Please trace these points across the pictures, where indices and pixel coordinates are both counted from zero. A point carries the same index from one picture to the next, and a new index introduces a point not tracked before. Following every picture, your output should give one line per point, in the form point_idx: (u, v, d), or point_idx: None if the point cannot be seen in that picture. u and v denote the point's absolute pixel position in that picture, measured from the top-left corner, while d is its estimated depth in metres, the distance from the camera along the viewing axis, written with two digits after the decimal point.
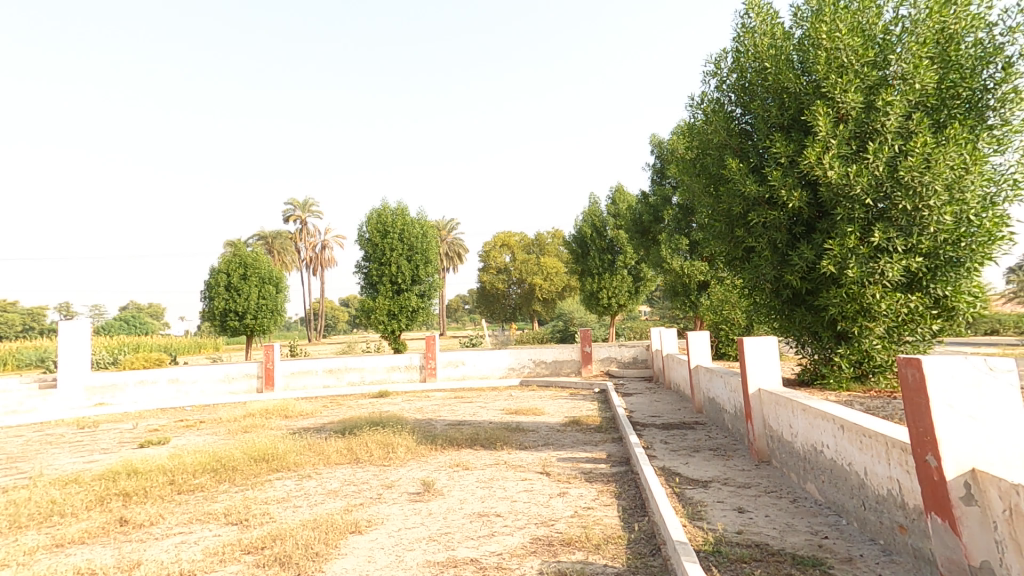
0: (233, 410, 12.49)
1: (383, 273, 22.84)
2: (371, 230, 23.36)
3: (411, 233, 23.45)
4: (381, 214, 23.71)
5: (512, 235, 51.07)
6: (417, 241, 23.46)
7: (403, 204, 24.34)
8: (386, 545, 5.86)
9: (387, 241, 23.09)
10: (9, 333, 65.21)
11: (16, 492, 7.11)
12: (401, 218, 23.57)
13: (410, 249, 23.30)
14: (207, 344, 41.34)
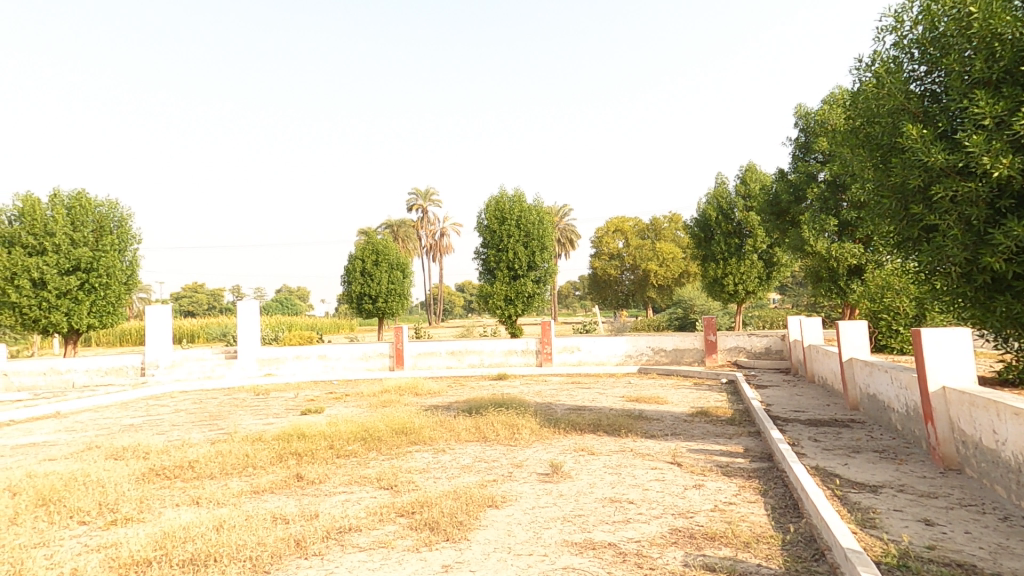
0: (372, 386, 13.72)
1: (501, 259, 23.49)
2: (489, 218, 24.07)
3: (528, 219, 23.82)
4: (499, 201, 24.25)
5: (625, 220, 49.79)
6: (534, 228, 23.79)
7: (520, 191, 24.78)
8: (523, 522, 6.06)
9: (504, 227, 23.65)
10: (194, 312, 78.02)
11: (220, 444, 8.46)
12: (518, 205, 24.00)
13: (526, 236, 23.69)
14: (344, 324, 45.98)
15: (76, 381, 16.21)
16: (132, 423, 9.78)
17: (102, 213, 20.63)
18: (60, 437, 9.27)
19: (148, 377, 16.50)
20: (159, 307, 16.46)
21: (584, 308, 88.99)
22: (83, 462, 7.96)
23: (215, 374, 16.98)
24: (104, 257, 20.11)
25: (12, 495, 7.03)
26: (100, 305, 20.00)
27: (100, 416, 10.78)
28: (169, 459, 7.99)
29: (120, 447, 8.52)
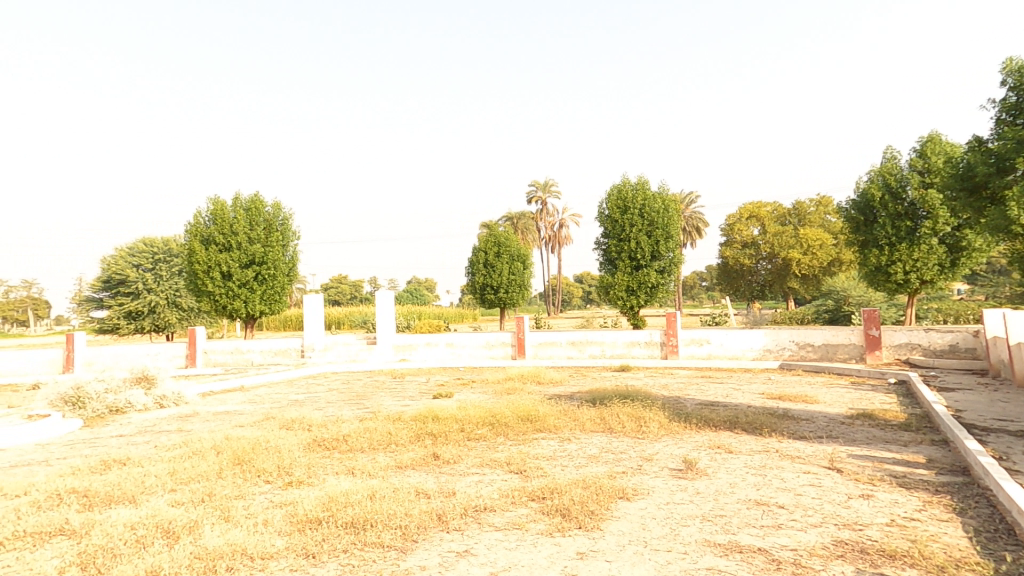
0: (496, 373, 14.21)
1: (622, 250, 22.83)
2: (610, 207, 23.52)
3: (652, 208, 22.89)
4: (621, 189, 23.58)
5: (762, 205, 45.78)
6: (658, 216, 22.83)
7: (643, 179, 23.85)
8: (657, 516, 5.78)
9: (626, 216, 22.90)
10: (339, 301, 87.12)
11: (367, 421, 9.29)
12: (641, 192, 23.09)
13: (650, 224, 22.80)
14: (468, 313, 48.25)
15: (254, 360, 18.95)
16: (297, 399, 11.14)
17: (270, 214, 23.86)
18: (246, 407, 10.91)
19: (307, 359, 18.75)
20: (314, 297, 18.63)
21: (713, 299, 83.94)
22: (265, 429, 9.30)
23: (359, 358, 18.79)
24: (273, 252, 23.25)
25: (216, 453, 8.68)
26: (269, 294, 23.16)
27: (273, 391, 12.51)
28: (328, 432, 8.98)
29: (290, 418, 9.76)
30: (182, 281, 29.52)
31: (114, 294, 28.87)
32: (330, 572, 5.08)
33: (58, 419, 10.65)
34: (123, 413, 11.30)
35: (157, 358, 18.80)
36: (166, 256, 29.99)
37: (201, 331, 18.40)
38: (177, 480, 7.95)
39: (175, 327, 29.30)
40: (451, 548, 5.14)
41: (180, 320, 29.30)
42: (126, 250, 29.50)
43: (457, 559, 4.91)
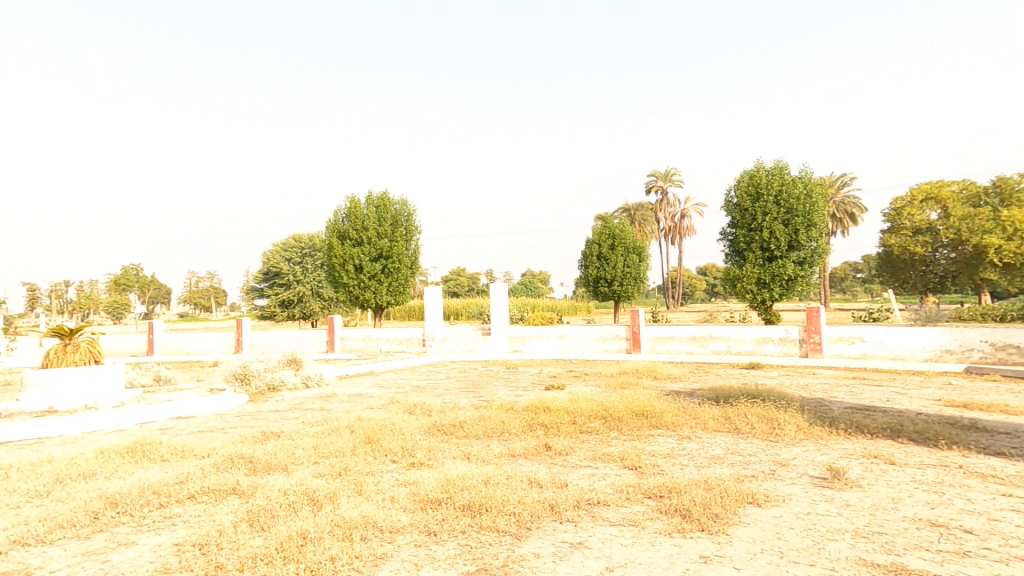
0: (610, 366, 13.90)
1: (754, 239, 21.04)
2: (739, 195, 21.89)
3: (790, 194, 20.81)
4: (754, 175, 21.80)
5: (944, 185, 39.79)
6: (797, 203, 20.66)
7: (781, 163, 21.82)
8: (796, 527, 5.19)
9: (760, 204, 21.10)
10: (458, 293, 92.44)
11: (482, 409, 9.58)
12: (778, 177, 21.15)
13: (788, 212, 20.74)
14: (582, 306, 48.33)
15: (382, 347, 20.63)
16: (418, 385, 11.87)
17: (396, 210, 25.81)
18: (375, 391, 11.86)
19: (428, 347, 19.96)
20: (434, 288, 19.74)
21: (870, 293, 74.48)
22: (390, 412, 10.02)
23: (474, 348, 19.56)
24: (398, 247, 25.09)
25: (351, 432, 9.54)
26: (395, 285, 25.04)
27: (398, 377, 13.48)
28: (446, 418, 9.43)
29: (412, 403, 10.41)
30: (324, 274, 33.22)
31: (272, 285, 33.37)
32: (450, 551, 5.32)
33: (231, 393, 12.49)
34: (277, 390, 12.90)
35: (305, 342, 21.31)
36: (311, 251, 33.81)
37: (338, 319, 20.33)
38: (319, 454, 8.90)
39: (318, 315, 33.13)
40: (565, 539, 5.08)
41: (322, 308, 33.04)
42: (281, 245, 33.91)
43: (571, 550, 4.83)
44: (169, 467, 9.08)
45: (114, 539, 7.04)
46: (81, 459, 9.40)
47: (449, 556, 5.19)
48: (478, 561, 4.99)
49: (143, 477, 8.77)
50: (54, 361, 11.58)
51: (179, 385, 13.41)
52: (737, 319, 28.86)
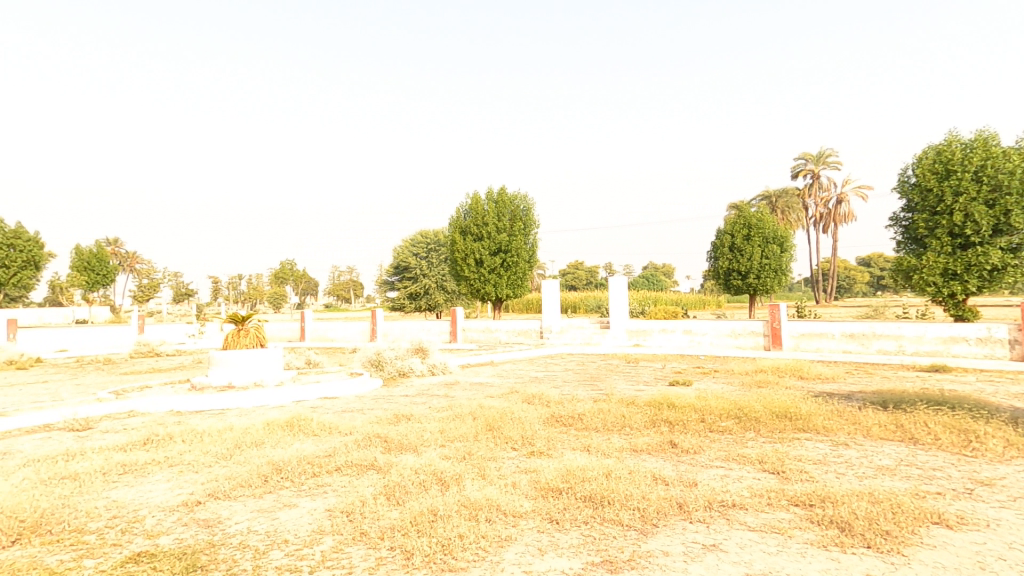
0: (744, 364, 13.02)
1: (941, 223, 18.41)
2: (920, 174, 19.37)
3: (993, 170, 17.79)
4: (943, 151, 19.06)
5: None
6: (1004, 180, 17.50)
7: (984, 136, 18.78)
8: (1007, 558, 4.36)
9: (949, 182, 18.43)
10: (577, 286, 92.99)
11: (601, 402, 9.48)
12: (977, 153, 18.25)
13: (990, 191, 17.67)
14: (711, 300, 46.14)
15: (501, 338, 21.42)
16: (537, 376, 12.10)
17: (516, 206, 26.65)
18: (495, 380, 12.31)
19: (545, 340, 20.23)
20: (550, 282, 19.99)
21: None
22: (510, 401, 10.33)
23: (592, 341, 19.48)
24: (517, 241, 25.84)
25: (473, 419, 9.99)
26: (513, 278, 25.81)
27: (517, 367, 13.85)
28: (564, 409, 9.49)
29: (531, 394, 10.63)
30: (447, 268, 35.31)
31: (402, 279, 36.21)
32: (574, 540, 5.35)
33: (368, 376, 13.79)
34: (406, 376, 13.95)
35: (430, 332, 22.81)
36: (435, 247, 36.28)
37: (460, 311, 21.45)
38: (444, 437, 9.45)
39: (442, 307, 35.05)
40: (696, 539, 4.85)
41: (445, 301, 34.89)
42: (410, 242, 37.06)
43: (704, 552, 4.60)
44: (320, 441, 10.25)
45: (280, 500, 8.14)
46: (253, 429, 10.99)
47: (573, 545, 5.21)
48: (604, 553, 4.96)
49: (300, 449, 10.02)
50: (232, 344, 13.67)
51: (326, 368, 15.13)
52: (917, 315, 24.80)
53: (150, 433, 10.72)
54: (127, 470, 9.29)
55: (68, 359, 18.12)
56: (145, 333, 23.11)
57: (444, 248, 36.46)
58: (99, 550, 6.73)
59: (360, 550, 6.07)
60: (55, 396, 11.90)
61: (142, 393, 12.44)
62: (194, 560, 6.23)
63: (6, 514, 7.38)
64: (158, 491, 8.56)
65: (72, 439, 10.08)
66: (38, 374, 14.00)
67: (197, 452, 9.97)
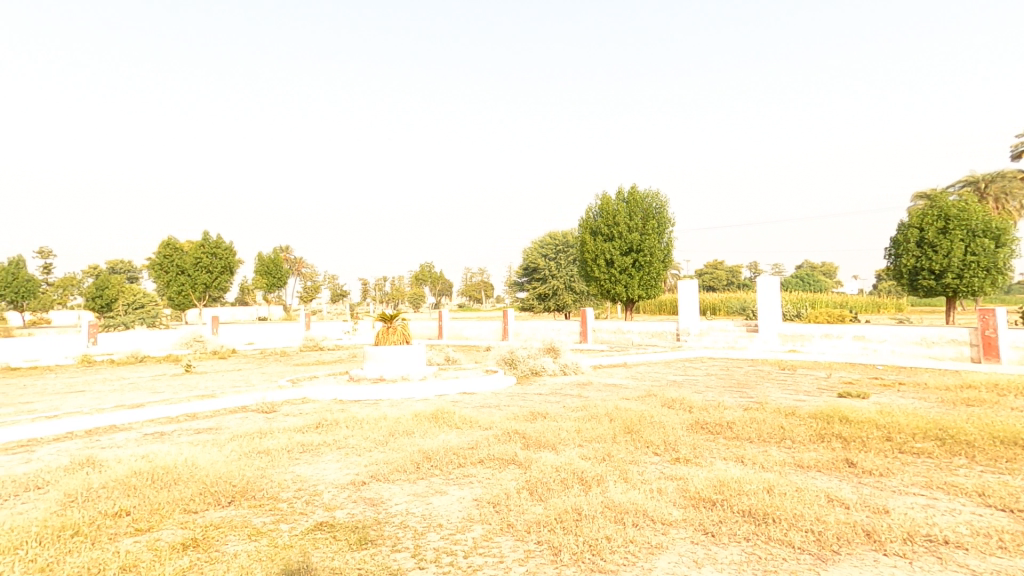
0: (941, 378, 11.32)
1: None
2: None
3: None
4: None
5: None
6: None
7: None
8: None
9: None
10: (716, 287, 89.05)
11: (753, 411, 8.89)
12: None
13: None
14: (890, 301, 41.28)
15: (634, 340, 21.18)
16: (676, 379, 11.72)
17: (648, 204, 26.00)
18: (630, 382, 12.15)
19: (683, 343, 19.82)
20: (688, 281, 19.87)
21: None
22: (649, 404, 10.10)
23: (737, 345, 18.71)
24: (650, 241, 25.24)
25: (610, 420, 9.93)
26: (645, 279, 25.29)
27: (653, 370, 13.50)
28: (710, 416, 9.06)
29: (671, 398, 10.29)
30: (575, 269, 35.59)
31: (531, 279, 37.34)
32: (734, 556, 5.09)
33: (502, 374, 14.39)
34: (538, 374, 14.29)
35: (560, 332, 23.21)
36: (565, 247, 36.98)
37: (590, 312, 21.54)
38: (582, 438, 9.51)
39: (571, 307, 35.34)
40: None
41: (574, 301, 35.17)
42: (539, 244, 38.42)
43: None
44: (463, 434, 10.90)
45: (432, 486, 8.82)
46: (403, 419, 12.01)
47: (735, 562, 4.97)
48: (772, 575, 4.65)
49: (446, 440, 10.74)
50: (382, 340, 15.09)
51: (463, 364, 16.15)
52: None
53: (320, 417, 12.25)
54: (305, 449, 10.70)
55: (256, 351, 21.42)
56: (311, 330, 26.51)
57: (573, 248, 36.92)
58: (291, 516, 7.84)
59: (509, 541, 6.34)
60: (248, 381, 14.15)
61: (312, 382, 14.28)
62: (365, 534, 6.99)
63: (222, 479, 8.93)
64: (330, 469, 9.73)
65: (262, 419, 11.89)
66: (234, 362, 16.75)
67: (358, 437, 11.16)
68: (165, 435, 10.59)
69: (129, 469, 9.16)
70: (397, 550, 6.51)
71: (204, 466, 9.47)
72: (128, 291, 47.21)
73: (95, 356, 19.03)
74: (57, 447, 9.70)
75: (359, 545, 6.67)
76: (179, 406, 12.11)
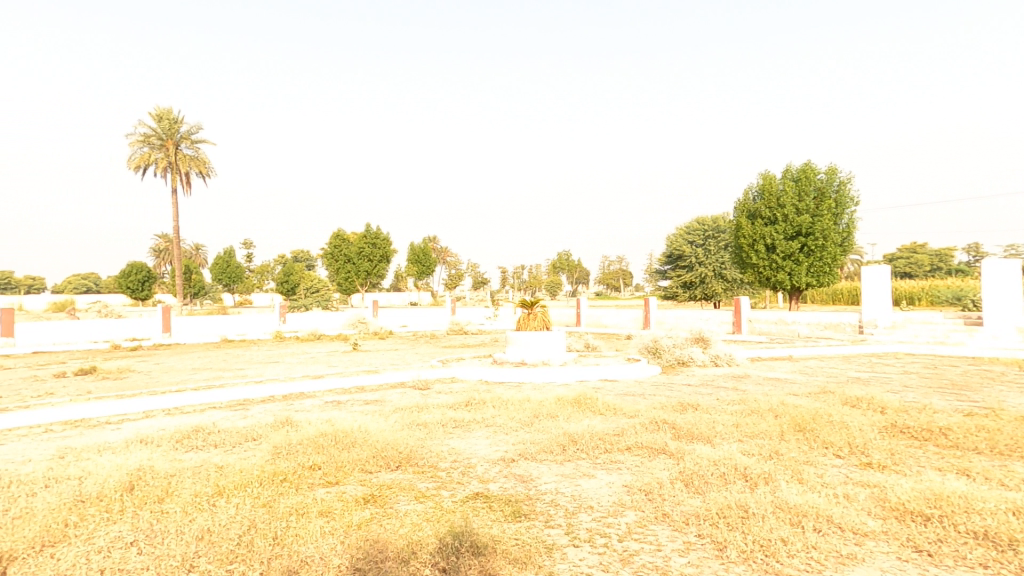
0: None
1: None
2: None
3: None
4: None
5: None
6: None
7: None
8: None
9: None
10: (914, 274, 78.34)
11: (979, 419, 7.54)
12: None
13: None
14: None
15: (800, 332, 19.52)
16: (858, 376, 10.43)
17: (825, 184, 27.18)
18: (797, 377, 11.06)
19: (867, 335, 18.08)
20: (874, 268, 17.90)
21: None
22: (824, 402, 9.08)
23: (949, 340, 16.77)
24: (822, 219, 26.28)
25: (775, 416, 9.09)
26: (815, 266, 26.38)
27: (825, 364, 12.18)
28: (912, 420, 7.89)
29: (854, 396, 9.12)
30: (726, 256, 33.82)
31: (676, 267, 36.12)
32: None
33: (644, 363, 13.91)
34: (686, 365, 13.75)
35: (709, 322, 22.00)
36: (714, 234, 35.49)
37: (745, 301, 20.10)
38: (743, 433, 8.81)
39: (721, 296, 33.43)
40: None
41: (724, 290, 33.25)
42: (685, 229, 36.58)
43: None
44: (607, 421, 10.75)
45: (580, 468, 8.62)
46: (547, 403, 12.22)
47: None
48: None
49: (590, 425, 10.66)
50: (523, 325, 15.62)
51: (603, 351, 16.11)
52: None
53: (469, 396, 12.98)
54: (458, 424, 11.36)
55: (410, 332, 23.46)
56: (457, 314, 28.36)
57: (723, 234, 35.14)
58: (450, 484, 8.22)
59: (666, 530, 5.99)
60: (406, 361, 15.51)
61: (460, 363, 15.24)
62: (517, 509, 6.91)
63: (391, 446, 9.84)
64: (481, 444, 10.15)
65: (419, 394, 12.94)
66: (392, 343, 18.49)
67: (505, 417, 11.54)
68: (342, 404, 12.03)
69: (317, 430, 10.55)
70: (550, 525, 6.38)
71: (375, 433, 10.55)
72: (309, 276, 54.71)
73: (285, 332, 22.50)
74: (263, 408, 11.56)
75: (513, 518, 6.59)
76: (351, 380, 13.68)
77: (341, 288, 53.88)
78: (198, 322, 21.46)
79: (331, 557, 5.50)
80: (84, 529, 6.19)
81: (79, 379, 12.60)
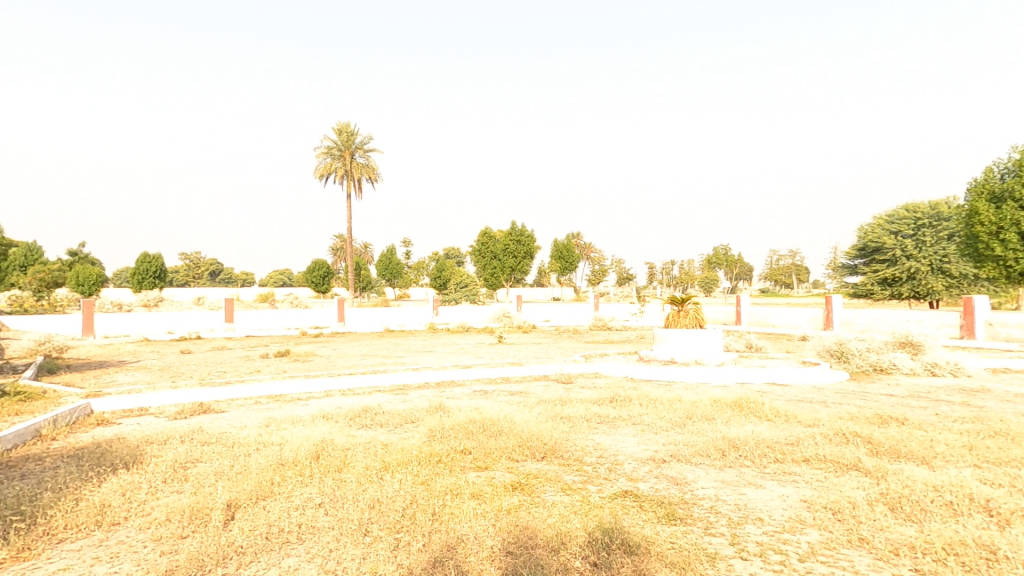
0: None
1: None
2: None
3: None
4: None
5: None
6: None
7: None
8: None
9: None
10: None
11: None
12: None
13: None
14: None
15: None
16: None
17: None
18: None
19: None
20: None
21: None
22: None
23: None
24: None
25: None
26: None
27: None
28: None
29: None
30: (951, 247, 28.25)
31: (871, 260, 31.28)
32: None
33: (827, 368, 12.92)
34: (888, 373, 12.52)
35: (921, 325, 19.36)
36: (931, 221, 29.62)
37: (980, 301, 17.37)
38: (975, 459, 7.18)
39: (941, 295, 28.24)
40: None
41: (945, 289, 28.19)
42: (884, 218, 31.08)
43: None
44: (777, 428, 9.53)
45: (744, 477, 7.57)
46: (701, 404, 11.26)
47: None
48: None
49: (754, 430, 9.52)
50: (673, 323, 14.82)
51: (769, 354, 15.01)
52: None
53: (614, 393, 12.54)
54: (603, 420, 10.88)
55: (553, 328, 23.65)
56: (600, 310, 28.06)
57: (947, 222, 29.34)
58: (597, 479, 7.72)
59: (865, 558, 4.97)
60: (549, 355, 15.58)
61: (604, 359, 14.89)
62: (671, 512, 6.09)
63: (535, 437, 9.80)
64: (628, 442, 9.55)
65: (562, 388, 12.85)
66: (535, 337, 18.79)
67: (653, 416, 10.84)
68: (489, 393, 12.43)
69: (467, 417, 11.02)
70: (711, 533, 5.62)
71: (520, 423, 10.65)
72: (458, 273, 58.56)
73: (438, 324, 24.26)
74: (420, 393, 12.47)
75: (667, 521, 5.90)
76: (496, 371, 14.12)
77: (487, 283, 56.83)
78: (367, 314, 24.17)
79: (484, 538, 5.54)
80: (284, 487, 7.15)
81: (277, 361, 14.87)
